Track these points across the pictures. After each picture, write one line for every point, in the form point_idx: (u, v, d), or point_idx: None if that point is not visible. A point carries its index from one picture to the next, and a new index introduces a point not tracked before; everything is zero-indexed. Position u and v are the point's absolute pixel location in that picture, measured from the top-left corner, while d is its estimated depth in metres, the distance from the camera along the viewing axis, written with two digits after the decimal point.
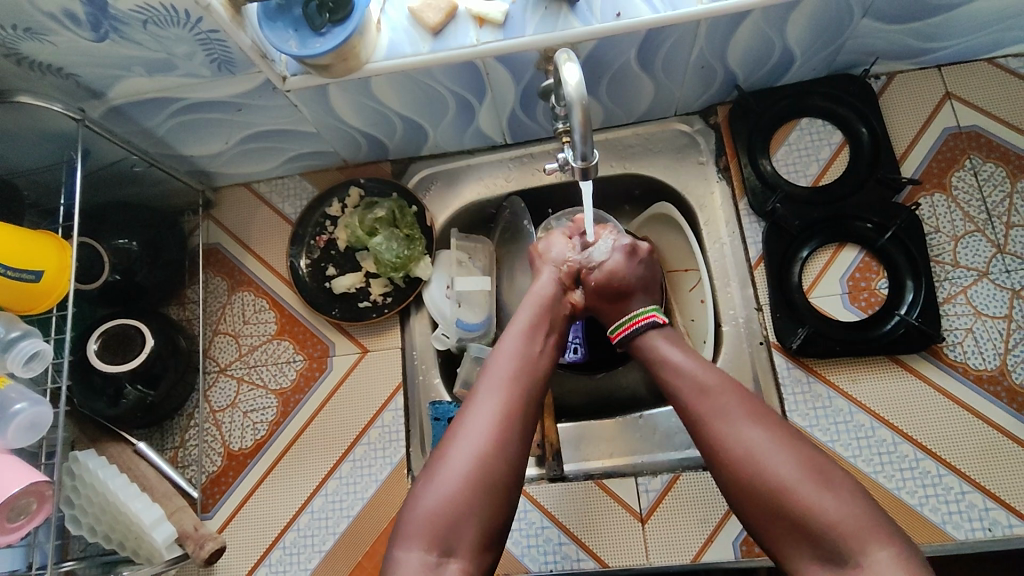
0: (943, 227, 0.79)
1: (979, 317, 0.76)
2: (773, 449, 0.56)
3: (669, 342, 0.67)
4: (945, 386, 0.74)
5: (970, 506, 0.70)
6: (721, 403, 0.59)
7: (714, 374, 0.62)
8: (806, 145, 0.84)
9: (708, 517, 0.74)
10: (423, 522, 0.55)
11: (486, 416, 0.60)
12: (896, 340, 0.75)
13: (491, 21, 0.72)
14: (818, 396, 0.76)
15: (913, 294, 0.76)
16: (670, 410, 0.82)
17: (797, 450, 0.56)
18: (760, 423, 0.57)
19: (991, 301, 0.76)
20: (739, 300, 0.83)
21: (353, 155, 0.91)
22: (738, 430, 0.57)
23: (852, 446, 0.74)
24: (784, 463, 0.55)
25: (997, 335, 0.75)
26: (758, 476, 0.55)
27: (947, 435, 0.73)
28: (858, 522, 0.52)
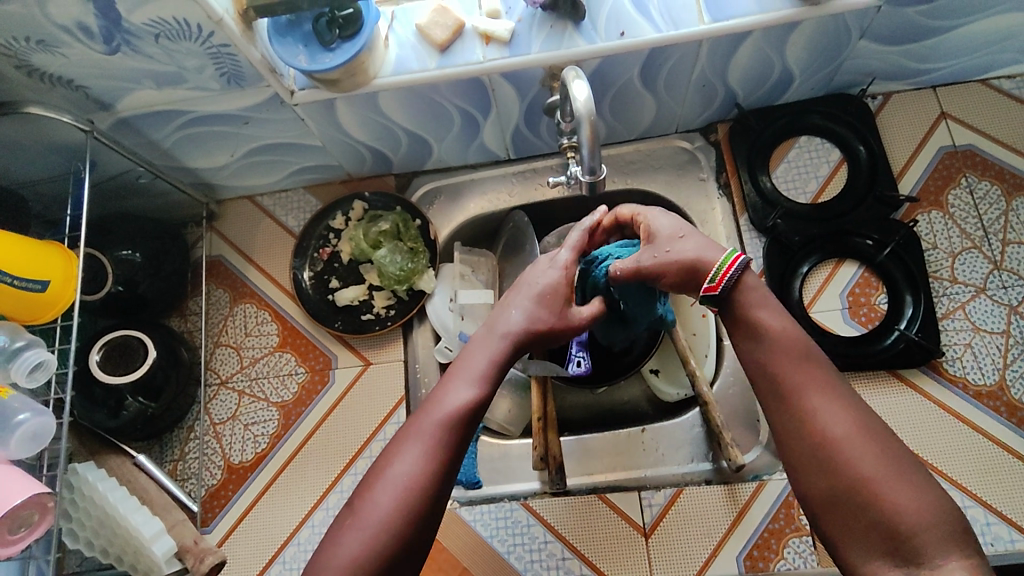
0: (940, 243, 0.80)
1: (977, 333, 0.77)
2: (857, 437, 0.49)
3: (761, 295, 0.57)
4: (945, 401, 0.75)
5: (972, 521, 0.70)
6: (803, 377, 0.52)
7: (797, 339, 0.54)
8: (805, 163, 0.86)
9: (711, 531, 0.74)
10: (335, 573, 0.48)
11: (416, 460, 0.51)
12: (896, 354, 0.76)
13: (498, 38, 0.73)
14: None
15: (912, 308, 0.77)
16: (673, 425, 0.82)
17: (877, 435, 0.49)
18: (845, 406, 0.51)
19: (989, 317, 0.77)
20: None
21: (357, 169, 0.92)
22: (817, 411, 0.50)
23: None
24: (865, 454, 0.48)
25: (996, 350, 0.76)
26: (836, 463, 0.48)
27: (947, 450, 0.73)
28: (935, 522, 0.46)
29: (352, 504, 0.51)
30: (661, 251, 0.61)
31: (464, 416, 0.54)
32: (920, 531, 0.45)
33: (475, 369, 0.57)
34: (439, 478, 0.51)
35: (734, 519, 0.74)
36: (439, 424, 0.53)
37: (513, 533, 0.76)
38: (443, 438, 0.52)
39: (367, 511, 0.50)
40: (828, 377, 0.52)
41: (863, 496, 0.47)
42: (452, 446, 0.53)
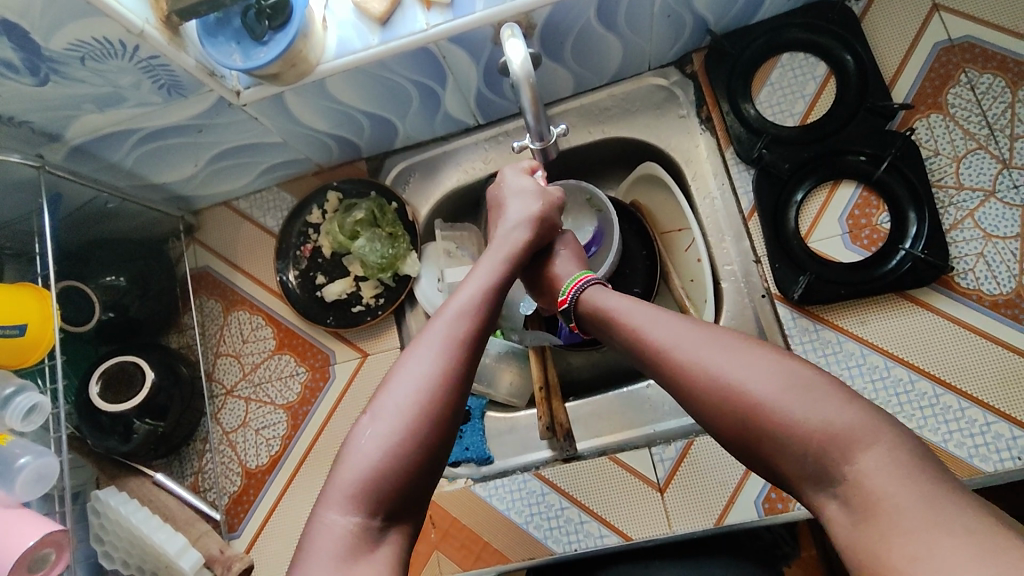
0: (942, 149, 0.75)
1: (989, 240, 0.72)
2: (742, 363, 0.49)
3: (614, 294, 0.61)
4: (959, 316, 0.71)
5: (997, 437, 0.67)
6: (668, 338, 0.53)
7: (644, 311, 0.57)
8: (789, 83, 0.80)
9: (727, 478, 0.72)
10: (359, 479, 0.47)
11: (432, 364, 0.52)
12: (902, 275, 0.71)
13: (438, 2, 0.68)
14: (828, 342, 0.73)
15: (916, 226, 0.72)
16: None
17: (749, 355, 0.50)
18: (718, 346, 0.51)
19: (1001, 222, 0.72)
20: (735, 252, 0.81)
21: (326, 159, 0.90)
22: (697, 359, 0.51)
23: (868, 389, 0.71)
24: (757, 374, 0.48)
25: (1011, 257, 0.71)
26: (724, 399, 0.48)
27: (966, 367, 0.70)
28: (832, 423, 0.45)
29: (364, 413, 0.51)
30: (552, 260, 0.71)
31: (476, 319, 0.57)
32: (833, 437, 0.44)
33: (478, 286, 0.61)
34: (462, 376, 0.53)
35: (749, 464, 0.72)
36: (451, 339, 0.55)
37: (529, 503, 0.76)
38: (451, 344, 0.54)
39: (383, 417, 0.50)
40: (698, 330, 0.53)
41: (765, 414, 0.47)
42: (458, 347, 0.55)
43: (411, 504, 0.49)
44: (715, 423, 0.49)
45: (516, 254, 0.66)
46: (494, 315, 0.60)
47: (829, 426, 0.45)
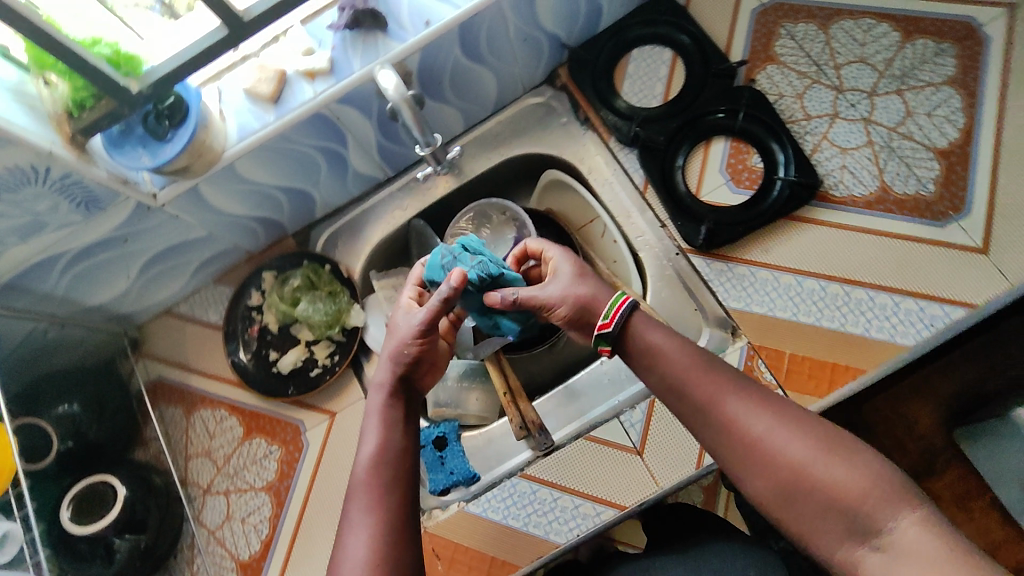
0: (785, 91, 0.85)
1: (846, 153, 0.81)
2: (786, 435, 0.51)
3: (647, 325, 0.61)
4: (842, 221, 0.79)
5: (908, 313, 0.74)
6: (714, 387, 0.56)
7: (685, 356, 0.59)
8: (644, 72, 0.91)
9: None
10: None
11: (361, 544, 0.53)
12: (785, 200, 0.80)
13: (320, 72, 0.76)
14: (744, 276, 0.80)
15: (781, 153, 0.82)
16: None
17: (792, 416, 0.53)
18: (763, 406, 0.54)
19: (850, 135, 0.82)
20: (644, 224, 0.87)
21: (254, 244, 0.95)
22: (744, 414, 0.54)
23: (789, 306, 0.77)
24: (799, 449, 0.50)
25: (868, 162, 0.81)
26: (772, 450, 0.51)
27: (862, 261, 0.77)
28: (874, 489, 0.47)
29: None
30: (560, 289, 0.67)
31: (386, 473, 0.57)
32: (863, 505, 0.47)
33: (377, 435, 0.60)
34: (394, 536, 0.54)
35: None
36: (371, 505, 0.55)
37: (524, 504, 0.77)
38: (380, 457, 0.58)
39: None
40: (741, 386, 0.56)
41: (804, 475, 0.50)
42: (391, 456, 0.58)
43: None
44: (753, 476, 0.52)
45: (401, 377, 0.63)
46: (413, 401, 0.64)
47: (868, 487, 0.47)
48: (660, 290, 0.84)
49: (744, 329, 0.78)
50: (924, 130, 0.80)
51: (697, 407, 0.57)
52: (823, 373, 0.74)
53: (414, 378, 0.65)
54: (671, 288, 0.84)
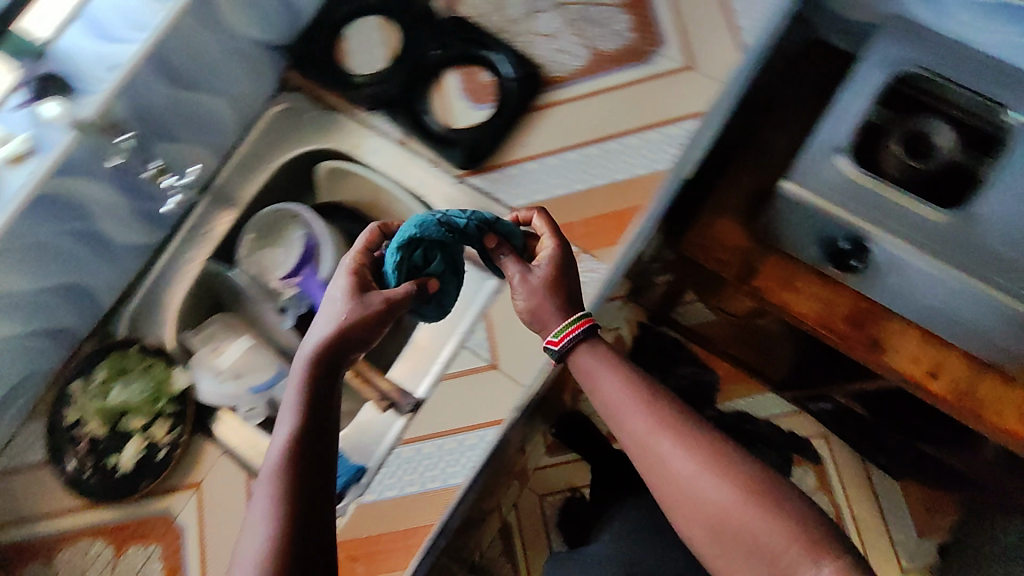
0: (484, 9, 0.90)
1: (551, 37, 0.88)
2: (706, 477, 0.58)
3: (607, 371, 0.64)
4: (572, 92, 0.85)
5: (654, 143, 0.83)
6: (631, 421, 0.61)
7: (644, 420, 0.61)
8: (362, 42, 0.93)
9: None
10: None
11: (254, 555, 0.49)
12: (518, 96, 0.85)
13: (22, 153, 0.72)
14: (516, 174, 0.84)
15: (496, 57, 0.88)
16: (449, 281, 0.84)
17: (711, 454, 0.59)
18: (682, 443, 0.60)
19: (548, 23, 0.88)
20: (420, 172, 0.88)
21: (49, 360, 0.87)
22: (670, 454, 0.60)
23: (562, 181, 0.83)
24: (702, 477, 0.58)
25: (574, 40, 0.87)
26: (698, 498, 0.58)
27: (603, 117, 0.84)
28: (799, 544, 0.55)
29: None
30: (531, 289, 0.66)
31: (297, 474, 0.53)
32: (786, 554, 0.55)
33: (292, 430, 0.55)
34: (297, 546, 0.51)
35: None
36: (274, 514, 0.51)
37: (415, 466, 0.76)
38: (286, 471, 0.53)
39: None
40: (702, 451, 0.59)
41: (721, 519, 0.57)
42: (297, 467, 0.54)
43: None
44: (682, 516, 0.59)
45: (317, 367, 0.59)
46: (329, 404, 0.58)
47: (795, 544, 0.55)
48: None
49: None
50: None
51: (634, 446, 0.62)
52: (612, 221, 0.81)
53: (329, 387, 0.59)
54: (463, 213, 0.86)
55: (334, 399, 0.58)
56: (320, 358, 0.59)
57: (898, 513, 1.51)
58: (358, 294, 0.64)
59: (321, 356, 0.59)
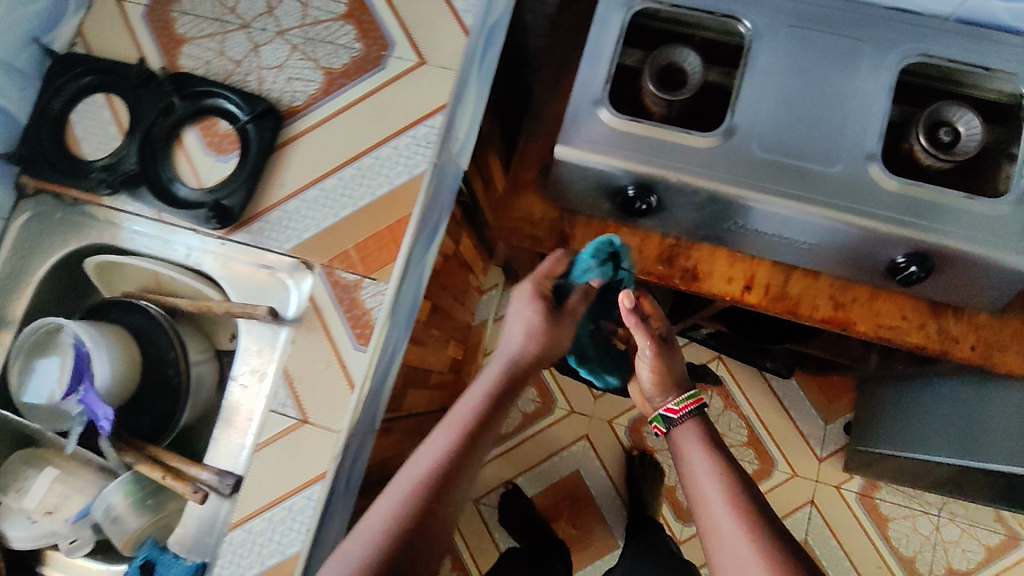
0: (207, 57, 0.85)
1: (282, 67, 0.83)
2: (750, 557, 0.63)
3: (709, 450, 0.73)
4: (314, 118, 0.81)
5: (408, 147, 0.80)
6: (709, 491, 0.70)
7: (709, 469, 0.71)
8: (91, 127, 0.86)
9: (327, 358, 0.76)
10: None
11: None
12: (260, 138, 0.80)
13: None
14: (280, 218, 0.80)
15: (229, 103, 0.82)
16: (242, 346, 0.81)
17: (755, 530, 0.65)
18: (738, 515, 0.67)
19: (274, 54, 0.84)
20: (178, 243, 0.84)
21: None
22: (716, 506, 0.68)
23: (328, 212, 0.80)
24: (736, 533, 0.66)
25: (303, 62, 0.83)
26: (734, 562, 0.64)
27: (352, 136, 0.81)
28: None
29: None
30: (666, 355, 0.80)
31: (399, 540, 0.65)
32: None
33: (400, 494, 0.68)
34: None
35: (325, 333, 0.76)
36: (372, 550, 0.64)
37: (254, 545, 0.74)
38: (391, 530, 0.65)
39: None
40: (740, 504, 0.68)
41: None
42: (427, 484, 0.68)
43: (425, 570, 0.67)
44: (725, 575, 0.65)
45: (468, 430, 0.72)
46: (471, 451, 0.71)
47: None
48: (235, 283, 0.83)
49: (310, 257, 0.79)
50: (325, 8, 0.84)
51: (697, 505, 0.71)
52: (385, 239, 0.78)
53: (516, 379, 0.76)
54: (241, 272, 0.82)
55: (518, 391, 0.77)
56: (475, 414, 0.73)
57: (805, 409, 1.57)
58: (527, 328, 0.76)
59: (477, 411, 0.73)
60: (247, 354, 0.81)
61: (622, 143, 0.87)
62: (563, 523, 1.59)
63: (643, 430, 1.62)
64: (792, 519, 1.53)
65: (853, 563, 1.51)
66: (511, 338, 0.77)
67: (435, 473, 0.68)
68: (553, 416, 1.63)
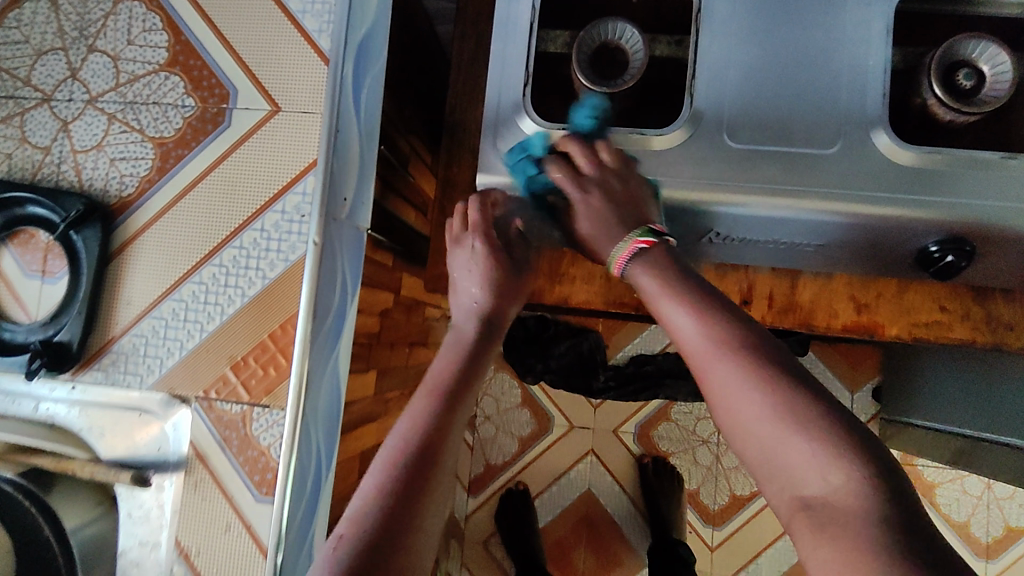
0: (8, 148, 0.66)
1: (103, 145, 0.66)
2: (798, 436, 0.46)
3: (662, 276, 0.58)
4: (154, 209, 0.65)
5: (276, 227, 0.64)
6: (687, 333, 0.53)
7: (690, 317, 0.53)
8: None
9: (225, 520, 0.64)
10: None
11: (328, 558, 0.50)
12: (88, 247, 0.63)
13: None
14: (136, 344, 0.65)
15: (40, 206, 0.64)
16: (126, 513, 0.67)
17: (769, 373, 0.49)
18: (726, 360, 0.50)
19: (88, 130, 0.66)
20: (20, 392, 0.67)
21: None
22: (692, 334, 0.53)
23: (194, 326, 0.64)
24: (737, 387, 0.49)
25: (127, 133, 0.66)
26: (740, 429, 0.49)
27: (204, 225, 0.65)
28: (824, 450, 0.45)
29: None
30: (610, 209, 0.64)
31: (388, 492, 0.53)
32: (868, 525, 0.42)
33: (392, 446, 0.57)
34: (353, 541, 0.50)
35: (219, 490, 0.64)
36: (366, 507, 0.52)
37: None
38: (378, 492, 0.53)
39: None
40: (729, 350, 0.51)
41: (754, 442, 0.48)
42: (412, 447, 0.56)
43: (418, 567, 0.51)
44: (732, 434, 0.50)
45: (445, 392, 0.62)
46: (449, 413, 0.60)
47: (817, 456, 0.45)
48: (101, 434, 0.66)
49: (183, 386, 0.64)
50: (139, 59, 0.66)
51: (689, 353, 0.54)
52: (270, 351, 0.64)
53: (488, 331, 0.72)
54: (107, 419, 0.66)
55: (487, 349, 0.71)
56: (446, 380, 0.64)
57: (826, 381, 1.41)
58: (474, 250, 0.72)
59: (447, 378, 0.64)
60: (135, 520, 0.67)
61: (560, 159, 0.67)
62: (583, 551, 1.44)
63: (652, 434, 1.44)
64: None
65: None
66: (462, 289, 0.73)
67: (421, 430, 0.58)
68: (551, 436, 1.46)
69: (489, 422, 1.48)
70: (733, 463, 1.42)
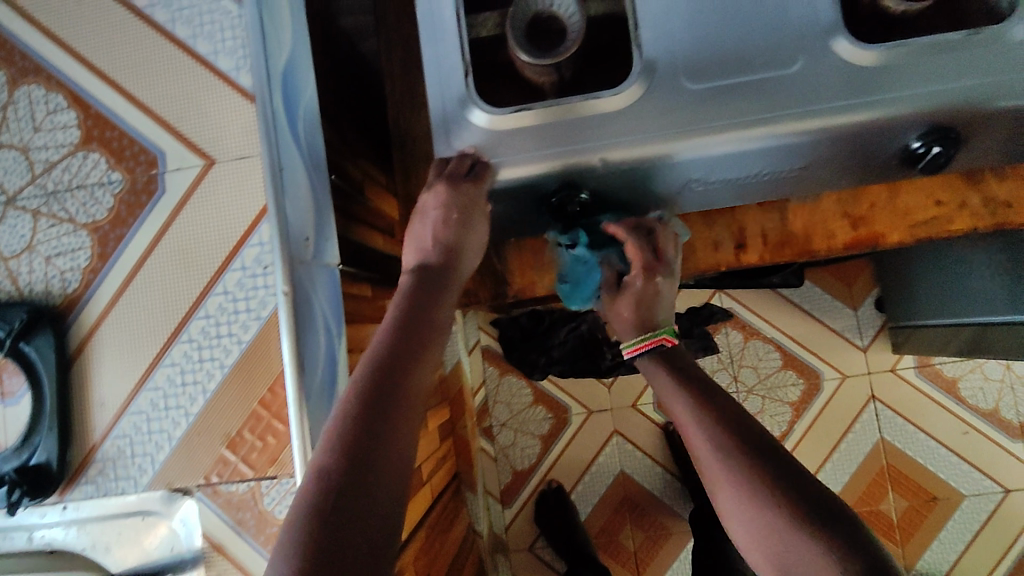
0: None
1: (33, 245, 0.64)
2: (712, 419, 0.60)
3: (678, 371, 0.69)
4: (105, 298, 0.63)
5: (240, 285, 0.62)
6: (666, 366, 0.71)
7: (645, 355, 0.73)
8: None
9: None
10: None
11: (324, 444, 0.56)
12: (42, 358, 0.61)
13: None
14: (123, 441, 0.63)
15: None
16: None
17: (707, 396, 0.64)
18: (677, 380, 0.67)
19: (12, 234, 0.64)
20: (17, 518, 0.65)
21: None
22: (681, 369, 0.70)
23: (177, 411, 0.63)
24: (680, 398, 0.65)
25: (56, 227, 0.64)
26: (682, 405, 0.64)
27: (165, 302, 0.63)
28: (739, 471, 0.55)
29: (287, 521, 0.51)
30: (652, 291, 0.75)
31: (371, 383, 0.57)
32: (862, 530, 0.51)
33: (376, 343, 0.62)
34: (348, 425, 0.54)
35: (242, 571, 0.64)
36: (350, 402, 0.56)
37: None
38: (360, 391, 0.57)
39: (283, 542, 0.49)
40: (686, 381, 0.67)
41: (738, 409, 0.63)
42: (350, 430, 0.54)
43: (396, 457, 0.55)
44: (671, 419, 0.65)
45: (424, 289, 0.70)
46: (389, 409, 0.56)
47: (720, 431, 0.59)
48: (108, 549, 0.65)
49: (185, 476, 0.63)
50: (50, 144, 0.64)
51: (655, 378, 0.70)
52: (265, 420, 0.63)
53: (430, 295, 0.70)
54: (109, 532, 0.65)
55: (435, 308, 0.68)
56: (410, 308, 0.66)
57: (828, 306, 1.40)
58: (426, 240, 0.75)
59: (409, 305, 0.66)
60: None
61: (523, 138, 0.66)
62: (630, 530, 1.40)
63: None
64: (860, 423, 1.39)
65: (939, 441, 1.37)
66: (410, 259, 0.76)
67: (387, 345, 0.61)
68: (572, 427, 1.42)
69: (505, 429, 1.44)
70: (757, 408, 1.40)
